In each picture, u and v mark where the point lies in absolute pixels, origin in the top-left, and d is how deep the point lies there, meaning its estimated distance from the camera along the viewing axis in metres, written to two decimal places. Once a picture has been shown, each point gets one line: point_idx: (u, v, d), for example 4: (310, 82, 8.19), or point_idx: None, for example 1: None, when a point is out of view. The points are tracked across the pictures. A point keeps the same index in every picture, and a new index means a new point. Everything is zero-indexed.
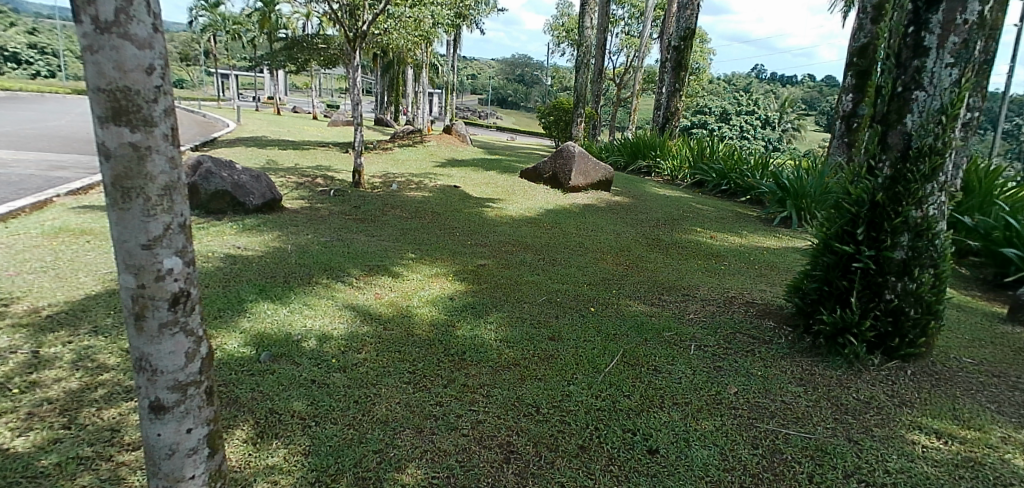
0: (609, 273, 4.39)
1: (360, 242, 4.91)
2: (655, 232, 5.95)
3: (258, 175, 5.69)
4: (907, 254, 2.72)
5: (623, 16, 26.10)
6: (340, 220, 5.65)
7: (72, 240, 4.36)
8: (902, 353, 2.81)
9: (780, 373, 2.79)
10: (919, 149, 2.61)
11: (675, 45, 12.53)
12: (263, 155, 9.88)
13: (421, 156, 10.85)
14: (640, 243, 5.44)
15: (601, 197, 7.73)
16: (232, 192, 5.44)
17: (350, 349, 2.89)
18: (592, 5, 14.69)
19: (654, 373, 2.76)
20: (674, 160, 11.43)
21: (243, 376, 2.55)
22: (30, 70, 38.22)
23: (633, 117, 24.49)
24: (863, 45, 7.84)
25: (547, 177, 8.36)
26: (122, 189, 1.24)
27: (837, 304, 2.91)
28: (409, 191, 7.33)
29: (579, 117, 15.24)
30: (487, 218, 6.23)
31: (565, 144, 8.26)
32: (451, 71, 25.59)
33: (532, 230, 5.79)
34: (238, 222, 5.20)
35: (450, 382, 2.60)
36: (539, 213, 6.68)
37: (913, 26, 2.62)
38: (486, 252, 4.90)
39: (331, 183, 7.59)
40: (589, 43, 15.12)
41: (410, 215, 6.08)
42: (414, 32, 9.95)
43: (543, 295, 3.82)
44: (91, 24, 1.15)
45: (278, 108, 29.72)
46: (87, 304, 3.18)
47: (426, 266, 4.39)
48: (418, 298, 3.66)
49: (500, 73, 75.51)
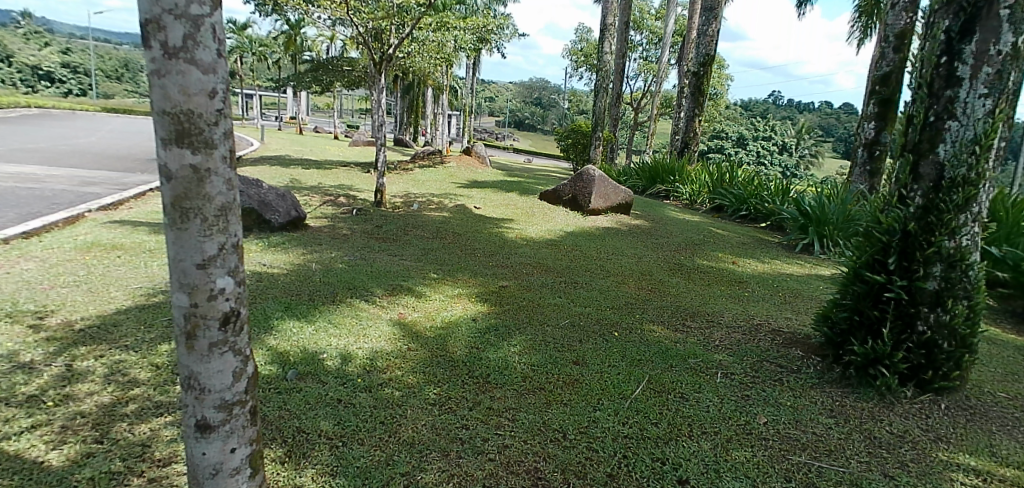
0: (630, 297, 4.37)
1: (382, 261, 4.96)
2: (676, 256, 5.91)
3: (283, 194, 5.79)
4: (941, 285, 2.66)
5: (641, 42, 26.45)
6: (363, 239, 5.72)
7: (103, 255, 4.46)
8: (936, 386, 2.74)
9: (810, 403, 2.73)
10: (953, 180, 2.59)
11: (694, 70, 12.63)
12: (288, 174, 10.10)
13: (440, 176, 11.01)
14: (661, 267, 5.42)
15: (622, 221, 7.70)
16: (258, 210, 5.50)
17: (375, 369, 2.89)
18: (611, 31, 14.99)
19: (681, 400, 2.71)
20: (693, 184, 11.48)
21: (270, 394, 2.57)
22: (63, 89, 39.77)
23: (651, 140, 24.64)
24: (886, 74, 8.01)
25: (567, 199, 8.36)
26: (181, 209, 1.27)
27: (868, 335, 2.85)
28: (430, 211, 7.41)
29: (597, 141, 15.43)
30: (508, 239, 6.28)
31: (585, 167, 8.29)
32: (470, 94, 26.08)
33: (552, 252, 5.80)
34: (263, 239, 5.27)
35: (475, 405, 2.58)
36: (558, 235, 6.70)
37: (945, 56, 2.61)
38: (507, 274, 4.90)
39: (353, 202, 7.70)
40: (608, 68, 15.38)
41: (431, 235, 6.13)
42: (436, 55, 10.20)
43: (566, 318, 3.81)
44: (160, 49, 1.20)
45: (300, 128, 30.53)
46: (118, 318, 3.24)
47: (448, 286, 4.41)
48: (441, 319, 3.66)
49: (517, 96, 76.61)
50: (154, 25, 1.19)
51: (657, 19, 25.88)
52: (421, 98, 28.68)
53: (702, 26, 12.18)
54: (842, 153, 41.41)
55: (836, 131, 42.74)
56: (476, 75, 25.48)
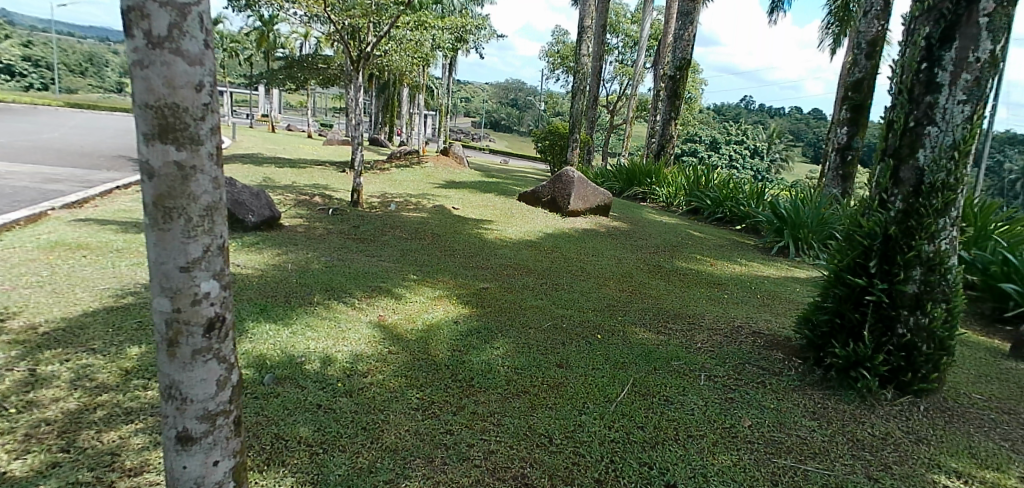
0: (612, 299, 4.37)
1: (361, 262, 4.87)
2: (655, 258, 5.96)
3: (258, 193, 5.64)
4: (920, 288, 2.73)
5: (616, 45, 26.71)
6: (340, 240, 5.61)
7: (68, 254, 4.27)
8: (915, 388, 2.81)
9: (793, 406, 2.77)
10: (932, 184, 2.66)
11: (671, 74, 12.78)
12: (261, 172, 9.88)
13: (418, 176, 10.91)
14: (641, 269, 5.45)
15: (601, 223, 7.72)
16: (231, 209, 5.36)
17: (356, 372, 2.82)
18: (589, 34, 15.11)
19: (666, 403, 2.72)
20: (669, 187, 11.64)
21: (247, 399, 2.48)
22: (22, 83, 38.34)
23: (627, 143, 24.87)
24: (858, 80, 8.49)
25: (546, 201, 8.35)
26: (163, 209, 1.20)
27: (850, 338, 2.91)
28: (408, 212, 7.32)
29: (574, 142, 15.51)
30: (488, 240, 6.24)
31: (564, 169, 8.30)
32: (447, 94, 25.96)
33: (533, 253, 5.79)
34: (237, 239, 5.12)
35: (459, 409, 2.53)
36: (539, 236, 6.69)
37: (925, 63, 2.68)
38: (488, 275, 4.86)
39: (329, 201, 7.55)
40: (585, 70, 15.50)
41: (410, 236, 6.05)
42: (414, 54, 10.12)
43: (549, 320, 3.79)
44: (143, 38, 1.13)
45: (272, 126, 29.96)
46: (85, 321, 3.10)
47: (428, 288, 4.35)
48: (422, 321, 3.60)
49: (493, 97, 76.60)
50: (137, 13, 1.12)
51: (633, 23, 26.18)
52: (397, 97, 28.46)
53: (678, 30, 12.36)
54: (811, 157, 42.53)
55: (805, 135, 43.85)
56: (452, 75, 25.38)
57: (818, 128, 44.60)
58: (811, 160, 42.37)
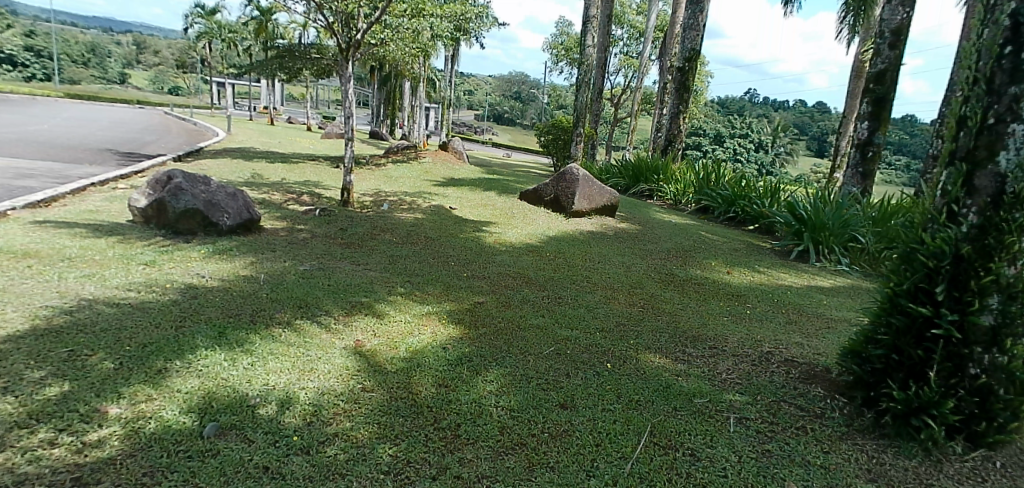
0: (622, 317, 3.89)
1: (343, 271, 4.40)
2: (666, 265, 5.47)
3: (234, 192, 5.11)
4: (998, 320, 2.24)
5: (621, 37, 26.16)
6: (324, 244, 5.15)
7: (9, 264, 3.70)
8: (990, 440, 2.32)
9: (843, 463, 2.30)
10: (1016, 194, 2.15)
11: (678, 66, 12.22)
12: (249, 168, 9.40)
13: (415, 173, 10.43)
14: (652, 278, 4.97)
15: (608, 224, 7.21)
16: (204, 211, 4.80)
17: (319, 419, 2.35)
18: (593, 24, 14.59)
19: (692, 460, 2.25)
20: (678, 184, 11.18)
21: (177, 460, 2.02)
22: (23, 74, 38.18)
23: (632, 136, 24.31)
24: (880, 71, 8.09)
25: (549, 200, 7.84)
26: None
27: (910, 379, 2.42)
28: (401, 212, 6.84)
29: (578, 137, 15.03)
30: (485, 244, 5.77)
31: (568, 166, 7.81)
32: (448, 87, 25.45)
33: (533, 261, 5.30)
34: (208, 245, 4.60)
35: (440, 472, 2.07)
36: (540, 239, 6.22)
37: (1010, 45, 2.17)
38: (484, 288, 4.36)
39: (317, 201, 7.06)
40: (590, 61, 14.98)
41: (401, 240, 5.59)
42: (411, 44, 9.63)
43: (550, 345, 3.31)
44: None
45: (270, 119, 29.45)
46: (3, 352, 2.63)
47: (415, 303, 3.87)
48: (406, 347, 3.11)
49: (496, 91, 75.89)
50: None
51: (638, 14, 25.61)
52: (398, 90, 27.98)
53: (687, 20, 11.86)
54: (814, 151, 42.15)
55: (809, 129, 43.39)
56: (454, 68, 24.87)
57: (822, 122, 44.14)
58: (815, 155, 41.97)
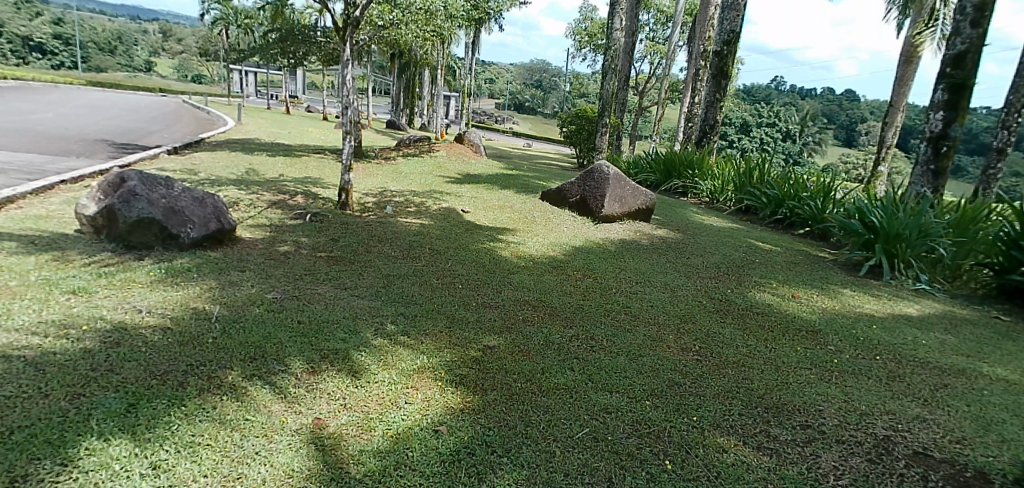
0: (675, 371, 2.98)
1: (322, 300, 3.56)
2: (719, 288, 4.53)
3: (203, 197, 4.30)
4: None
5: (648, 22, 24.91)
6: (308, 261, 4.32)
7: None
8: None
9: None
10: None
11: (716, 50, 11.10)
12: (247, 163, 8.64)
13: (426, 167, 9.57)
14: (705, 308, 4.04)
15: (643, 232, 6.26)
16: (162, 221, 4.00)
17: None
18: (621, 5, 13.50)
19: None
20: (715, 181, 10.14)
21: None
22: (54, 62, 38.99)
23: (658, 126, 23.15)
24: (960, 53, 6.94)
25: (575, 202, 6.91)
26: None
27: None
28: (405, 216, 5.99)
29: (604, 127, 14.06)
30: (501, 258, 4.89)
31: (597, 163, 6.86)
32: (468, 74, 24.57)
33: (557, 281, 4.41)
34: (163, 263, 3.80)
35: None
36: (565, 251, 5.32)
37: None
38: (497, 324, 3.48)
39: (311, 202, 6.24)
40: (617, 46, 13.88)
41: (401, 253, 4.74)
42: (423, 26, 8.72)
43: (582, 422, 2.43)
44: None
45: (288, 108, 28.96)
46: None
47: (406, 348, 3.01)
48: (384, 431, 2.26)
49: (517, 79, 74.81)
50: None
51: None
52: (416, 78, 27.20)
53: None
54: (844, 140, 40.44)
55: (838, 118, 41.61)
56: (474, 55, 23.93)
57: (852, 111, 42.31)
58: (844, 145, 40.28)
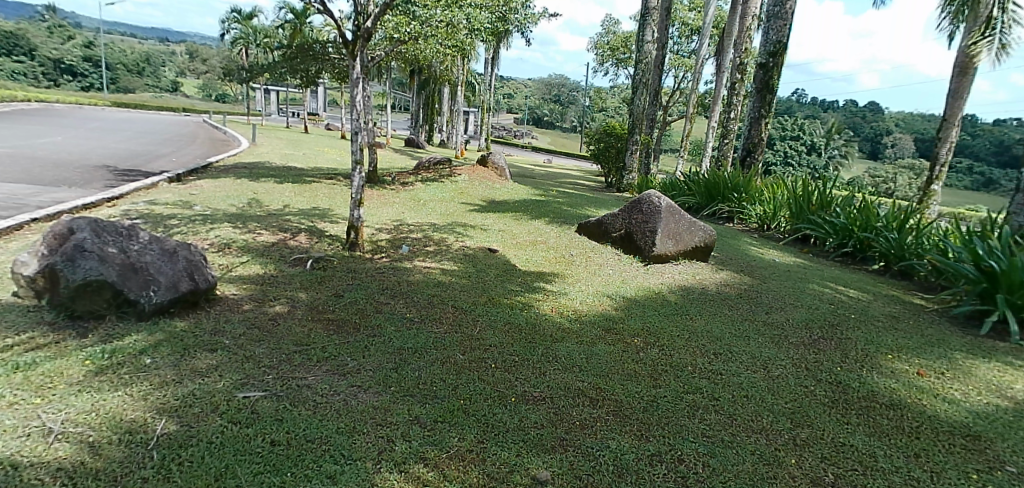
0: None
1: (310, 395, 2.66)
2: (825, 364, 3.52)
3: (174, 249, 3.43)
4: None
5: (673, 35, 24.01)
6: (300, 329, 3.44)
7: None
8: None
9: None
10: None
11: (761, 61, 10.09)
12: (250, 191, 7.90)
13: (447, 193, 8.74)
14: (819, 401, 3.04)
15: (702, 276, 5.28)
16: (117, 286, 3.14)
17: None
18: (653, 16, 12.62)
19: None
20: (767, 205, 9.09)
21: None
22: (84, 83, 39.70)
23: (685, 142, 22.15)
24: None
25: (618, 238, 5.98)
26: None
27: None
28: (423, 259, 5.12)
29: (634, 145, 13.15)
30: (538, 318, 3.96)
31: (645, 193, 5.89)
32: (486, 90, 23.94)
33: (614, 354, 3.45)
34: (111, 342, 2.95)
35: None
36: (615, 304, 4.38)
37: None
38: (546, 433, 2.54)
39: (316, 242, 5.42)
40: (647, 59, 12.96)
41: (417, 313, 3.84)
42: (440, 40, 7.92)
43: None
44: None
45: (306, 126, 28.70)
46: None
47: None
48: None
49: (534, 94, 74.50)
50: None
51: (691, 10, 23.41)
52: (434, 93, 26.69)
53: (773, 7, 9.78)
54: (869, 152, 38.97)
55: (865, 129, 40.09)
56: (494, 71, 23.23)
57: (877, 122, 40.88)
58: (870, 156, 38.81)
